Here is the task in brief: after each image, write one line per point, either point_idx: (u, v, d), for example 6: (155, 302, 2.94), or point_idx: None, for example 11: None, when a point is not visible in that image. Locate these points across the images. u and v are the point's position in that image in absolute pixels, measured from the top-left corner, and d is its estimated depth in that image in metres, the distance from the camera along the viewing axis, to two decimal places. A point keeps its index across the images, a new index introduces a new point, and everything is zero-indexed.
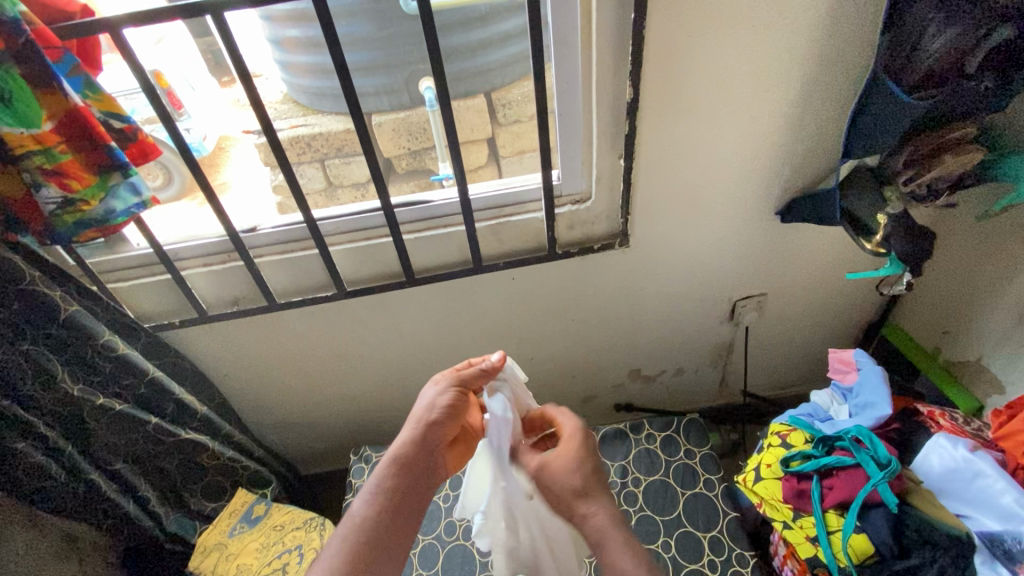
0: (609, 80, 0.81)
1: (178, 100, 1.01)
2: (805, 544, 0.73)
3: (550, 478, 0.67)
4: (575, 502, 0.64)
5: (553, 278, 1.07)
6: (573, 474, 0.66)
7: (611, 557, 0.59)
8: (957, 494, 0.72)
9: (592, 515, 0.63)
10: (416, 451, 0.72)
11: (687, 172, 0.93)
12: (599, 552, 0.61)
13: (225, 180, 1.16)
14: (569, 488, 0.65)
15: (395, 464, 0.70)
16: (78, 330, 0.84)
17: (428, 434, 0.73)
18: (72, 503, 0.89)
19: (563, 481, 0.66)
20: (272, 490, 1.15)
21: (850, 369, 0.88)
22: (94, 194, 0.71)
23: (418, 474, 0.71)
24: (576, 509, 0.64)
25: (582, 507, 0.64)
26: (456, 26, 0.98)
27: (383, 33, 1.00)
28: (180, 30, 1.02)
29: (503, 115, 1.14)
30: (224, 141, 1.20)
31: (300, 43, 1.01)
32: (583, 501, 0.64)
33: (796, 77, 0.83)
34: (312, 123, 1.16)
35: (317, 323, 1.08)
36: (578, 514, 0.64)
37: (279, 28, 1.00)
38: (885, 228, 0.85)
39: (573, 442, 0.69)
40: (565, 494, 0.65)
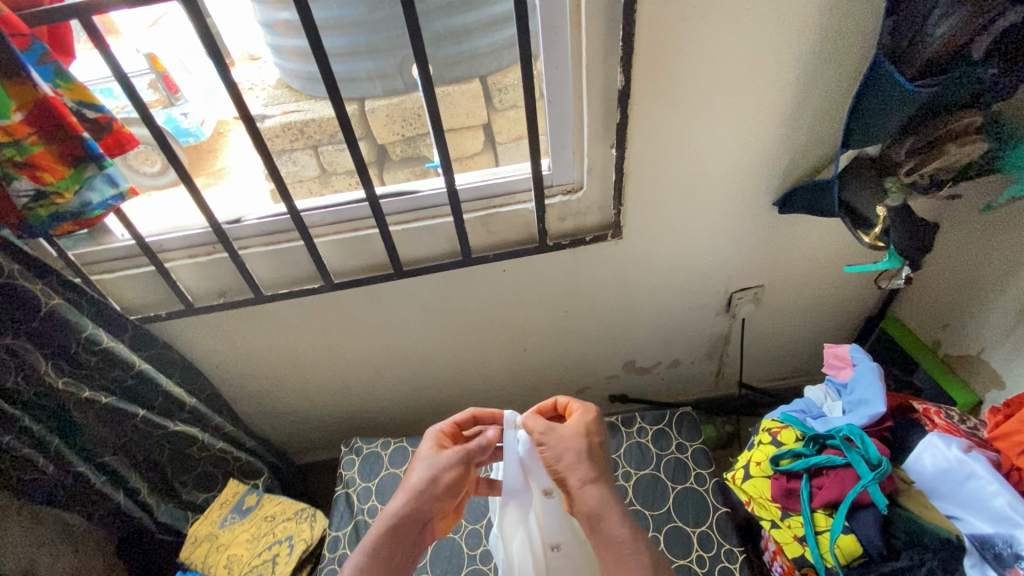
0: (600, 67, 0.78)
1: (173, 84, 1.02)
2: (792, 544, 0.72)
3: (550, 445, 0.68)
4: (577, 471, 0.65)
5: (545, 269, 1.05)
6: (571, 441, 0.68)
7: (607, 532, 0.61)
8: (947, 496, 0.70)
9: (592, 488, 0.63)
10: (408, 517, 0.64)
11: (680, 163, 0.90)
12: (594, 526, 0.62)
13: (224, 166, 1.12)
14: (570, 454, 0.66)
15: (390, 526, 0.63)
16: (60, 324, 0.83)
17: (425, 505, 0.65)
18: (63, 495, 0.90)
19: (567, 442, 0.68)
20: (263, 482, 1.15)
21: (845, 365, 0.87)
22: (68, 186, 0.70)
23: (409, 543, 0.64)
24: (576, 479, 0.64)
25: (582, 479, 0.64)
26: (446, 9, 0.95)
27: (373, 16, 0.96)
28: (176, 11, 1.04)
29: (498, 100, 1.10)
30: (221, 125, 1.16)
31: (290, 27, 0.98)
32: (583, 470, 0.65)
33: (795, 65, 0.80)
34: (305, 108, 1.13)
35: (307, 315, 1.06)
36: (578, 485, 0.64)
37: (270, 12, 0.98)
38: (886, 220, 0.84)
39: (580, 418, 0.71)
40: (566, 460, 0.66)
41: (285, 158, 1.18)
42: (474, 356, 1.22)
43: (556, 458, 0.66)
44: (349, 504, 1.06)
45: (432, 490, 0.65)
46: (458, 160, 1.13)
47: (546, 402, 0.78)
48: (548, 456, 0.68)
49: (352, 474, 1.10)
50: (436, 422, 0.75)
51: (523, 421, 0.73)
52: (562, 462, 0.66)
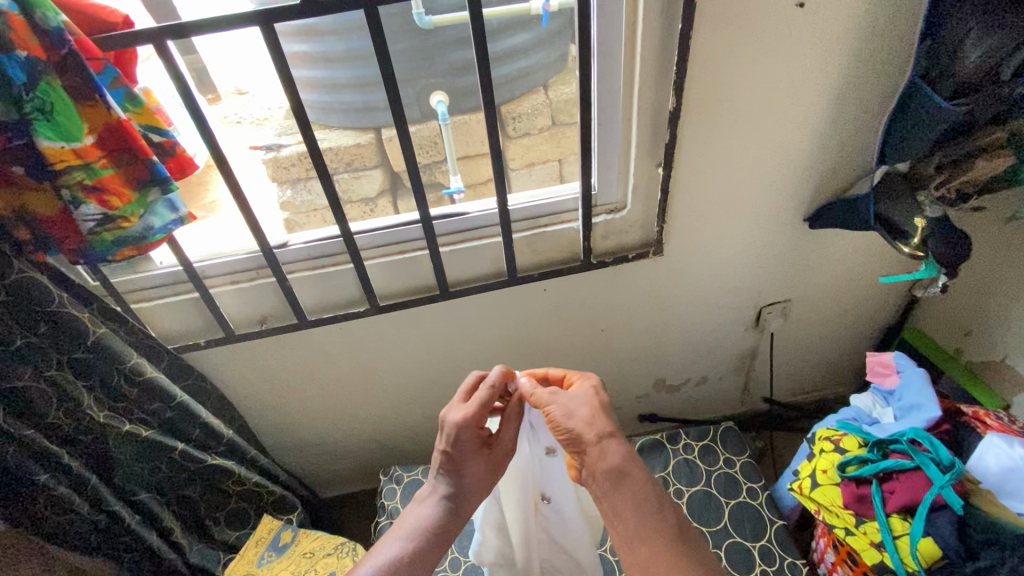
0: (652, 88, 0.81)
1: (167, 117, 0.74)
2: (870, 550, 0.72)
3: (563, 404, 0.71)
4: (593, 427, 0.69)
5: (585, 288, 1.06)
6: (585, 400, 0.72)
7: (630, 486, 0.66)
8: (1016, 493, 0.71)
9: (612, 446, 0.68)
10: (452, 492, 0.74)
11: (722, 180, 0.93)
12: (617, 482, 0.66)
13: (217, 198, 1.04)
14: (583, 412, 0.70)
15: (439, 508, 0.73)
16: (106, 354, 0.79)
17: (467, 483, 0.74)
18: (95, 537, 0.86)
19: (579, 401, 0.72)
20: (298, 516, 1.10)
21: (891, 372, 0.89)
22: (134, 210, 0.69)
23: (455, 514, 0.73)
24: (593, 437, 0.68)
25: (598, 436, 0.68)
26: (456, 44, 1.00)
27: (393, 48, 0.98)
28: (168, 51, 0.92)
29: (513, 128, 1.15)
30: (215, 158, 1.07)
31: (306, 58, 0.97)
32: (599, 426, 0.69)
33: (831, 86, 0.85)
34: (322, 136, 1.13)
35: (344, 340, 1.05)
36: (595, 441, 0.68)
37: (285, 44, 0.96)
38: (923, 231, 0.86)
39: (586, 381, 0.76)
40: (578, 418, 0.70)
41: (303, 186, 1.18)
42: None
43: (569, 414, 0.70)
44: None
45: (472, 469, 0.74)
46: (474, 187, 1.17)
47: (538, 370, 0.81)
48: (558, 414, 0.71)
49: (396, 504, 1.06)
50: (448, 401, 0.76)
51: (529, 388, 0.75)
52: (574, 421, 0.70)
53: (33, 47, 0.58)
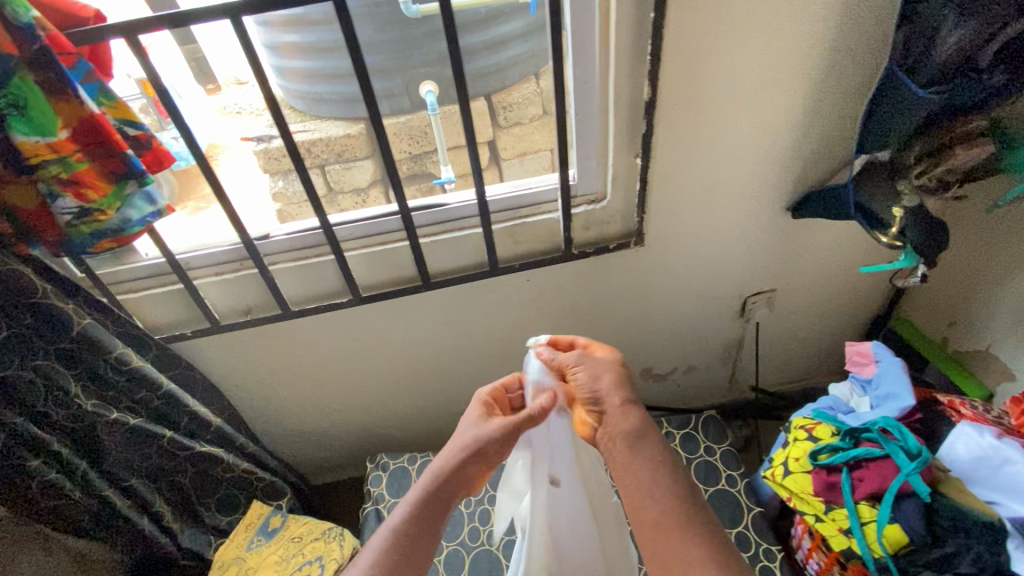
0: (627, 79, 0.81)
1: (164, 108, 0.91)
2: (838, 536, 0.73)
3: (588, 369, 0.72)
4: (616, 392, 0.70)
5: (568, 279, 1.07)
6: (609, 365, 0.72)
7: (645, 448, 0.65)
8: (984, 482, 0.71)
9: (633, 410, 0.68)
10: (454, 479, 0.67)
11: (702, 170, 0.93)
12: (635, 440, 0.65)
13: None
14: (607, 376, 0.71)
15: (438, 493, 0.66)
16: (92, 343, 0.81)
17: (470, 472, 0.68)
18: (89, 520, 0.88)
19: (603, 367, 0.72)
20: (287, 502, 1.12)
21: (869, 362, 0.89)
22: (111, 203, 0.70)
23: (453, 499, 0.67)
24: (616, 398, 0.69)
25: (621, 400, 0.69)
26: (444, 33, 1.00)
27: (385, 38, 0.98)
28: (165, 39, 0.89)
29: (503, 118, 1.16)
30: (213, 150, 1.13)
31: (297, 49, 0.97)
32: (622, 391, 0.70)
33: (809, 75, 0.84)
34: (311, 128, 1.15)
35: (330, 330, 1.06)
36: (618, 404, 0.68)
37: (276, 34, 0.96)
38: (902, 221, 0.85)
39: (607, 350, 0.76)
40: (604, 382, 0.71)
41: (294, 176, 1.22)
42: (495, 369, 1.22)
43: (594, 377, 0.71)
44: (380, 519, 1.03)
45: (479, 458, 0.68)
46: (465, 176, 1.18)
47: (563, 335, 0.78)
48: (581, 379, 0.71)
49: (381, 490, 1.07)
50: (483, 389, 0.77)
51: (547, 354, 0.74)
52: (598, 384, 0.70)
53: (4, 42, 0.58)
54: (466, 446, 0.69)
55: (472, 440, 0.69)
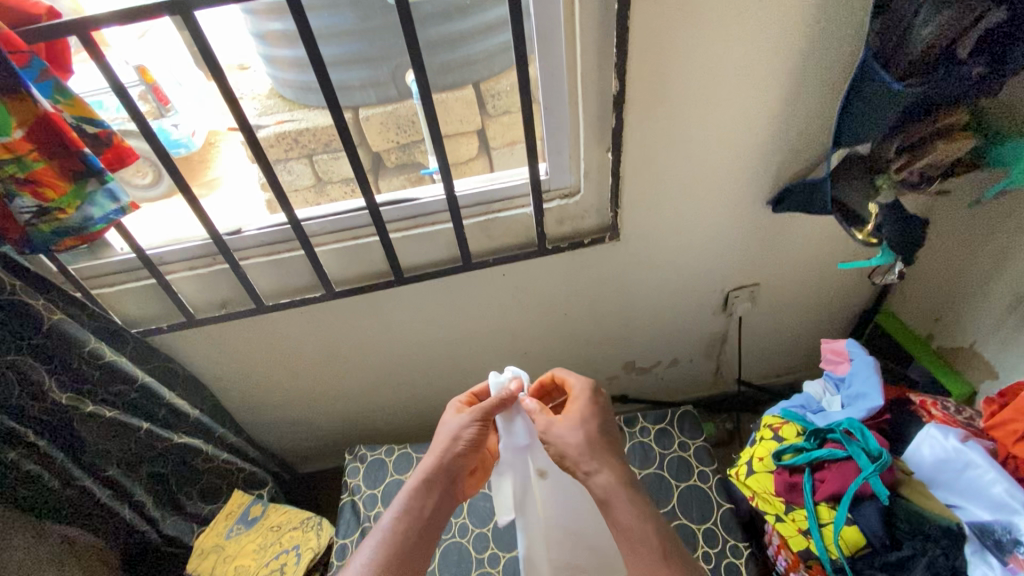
0: (594, 71, 0.80)
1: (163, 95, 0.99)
2: (796, 536, 0.74)
3: (554, 436, 0.72)
4: (584, 459, 0.69)
5: (544, 273, 1.06)
6: (577, 431, 0.71)
7: (618, 514, 0.65)
8: (947, 485, 0.73)
9: (600, 476, 0.68)
10: (439, 478, 0.72)
11: (676, 164, 0.92)
12: (604, 511, 0.67)
13: (216, 177, 1.08)
14: (574, 445, 0.70)
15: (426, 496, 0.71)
16: (64, 339, 0.82)
17: (451, 469, 0.73)
18: (68, 509, 0.90)
19: (567, 438, 0.71)
20: (268, 491, 1.14)
21: (843, 359, 0.88)
22: (70, 201, 0.70)
23: (441, 498, 0.72)
24: (584, 468, 0.69)
25: (586, 467, 0.69)
26: (434, 18, 0.90)
27: (367, 25, 0.91)
28: (166, 25, 1.00)
29: (492, 106, 1.06)
30: (214, 134, 1.11)
31: (282, 37, 0.92)
32: (587, 457, 0.69)
33: (785, 66, 0.82)
34: (299, 118, 1.08)
35: (306, 324, 1.07)
36: (584, 474, 0.69)
37: (261, 22, 0.90)
38: (875, 218, 0.86)
39: (577, 403, 0.73)
40: (569, 451, 0.70)
41: (280, 167, 1.12)
42: (475, 362, 1.23)
43: (562, 452, 0.71)
44: (356, 512, 1.04)
45: (457, 457, 0.74)
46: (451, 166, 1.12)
47: (545, 376, 0.82)
48: (552, 450, 0.72)
49: (358, 482, 1.08)
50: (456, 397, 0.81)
51: (529, 407, 0.76)
52: (564, 458, 0.71)
53: None
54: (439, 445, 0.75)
55: (447, 439, 0.75)
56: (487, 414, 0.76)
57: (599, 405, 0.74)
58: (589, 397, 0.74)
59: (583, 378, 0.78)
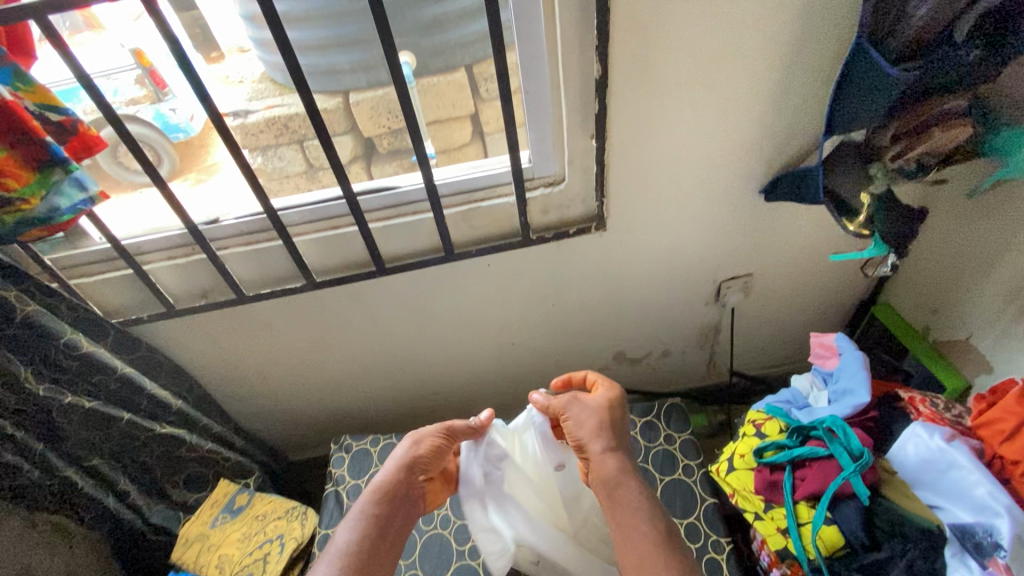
0: (576, 55, 0.77)
1: (160, 78, 0.96)
2: (775, 535, 0.76)
3: (575, 415, 0.80)
4: (599, 439, 0.77)
5: (529, 264, 1.04)
6: (595, 413, 0.79)
7: (623, 495, 0.71)
8: (931, 485, 0.74)
9: (612, 457, 0.75)
10: (398, 483, 0.78)
11: (662, 152, 0.89)
12: (612, 490, 0.72)
13: (216, 161, 1.03)
14: (591, 423, 0.78)
15: (384, 501, 0.76)
16: (38, 330, 0.83)
17: (410, 476, 0.79)
18: (49, 499, 0.90)
19: (586, 413, 0.80)
20: (255, 480, 1.14)
21: (832, 354, 0.87)
22: (34, 191, 0.69)
23: (399, 504, 0.77)
24: (598, 446, 0.76)
25: (602, 445, 0.76)
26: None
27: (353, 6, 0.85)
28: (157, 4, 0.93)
29: (486, 89, 1.01)
30: None
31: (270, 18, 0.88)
32: (604, 438, 0.77)
33: (776, 49, 0.78)
34: (289, 102, 1.01)
35: (289, 313, 1.06)
36: (599, 451, 0.76)
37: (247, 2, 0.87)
38: (868, 208, 0.83)
39: (603, 393, 0.83)
40: (587, 428, 0.78)
41: (270, 153, 1.04)
42: (463, 352, 1.21)
43: (579, 425, 0.79)
44: (339, 502, 1.06)
45: (417, 462, 0.80)
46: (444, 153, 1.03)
47: (564, 377, 0.90)
48: (571, 426, 0.80)
49: (342, 472, 1.10)
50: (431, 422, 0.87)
51: (545, 400, 0.86)
52: (581, 431, 0.78)
53: None
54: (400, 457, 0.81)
55: (408, 450, 0.81)
56: (451, 427, 0.85)
57: (620, 396, 0.83)
58: (616, 396, 0.83)
59: (608, 381, 0.87)
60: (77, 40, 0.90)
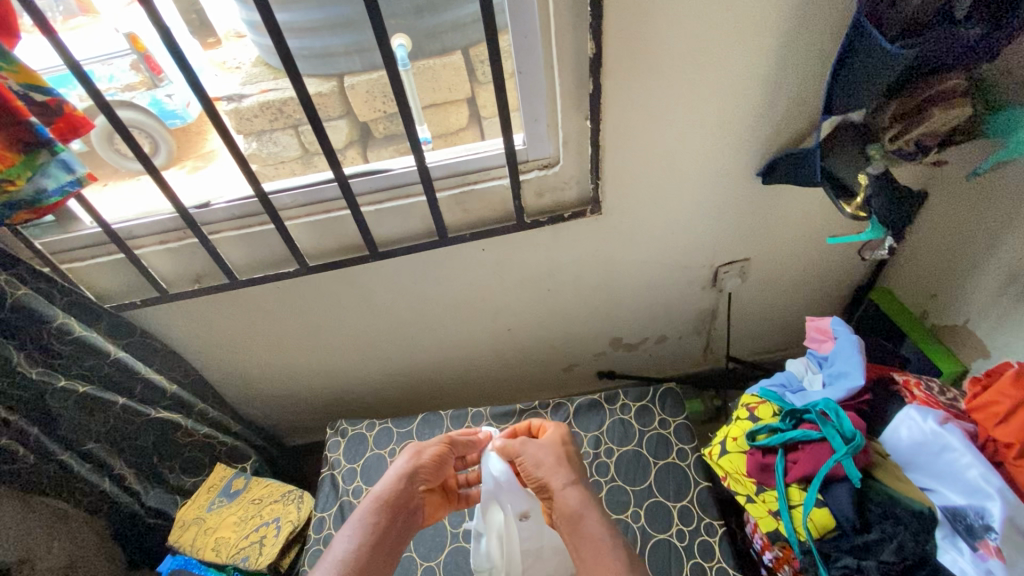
0: (569, 33, 0.75)
1: (156, 63, 0.93)
2: (767, 517, 0.77)
3: (532, 453, 0.77)
4: (559, 474, 0.73)
5: (524, 248, 1.03)
6: (552, 449, 0.76)
7: (586, 529, 0.66)
8: (923, 468, 0.74)
9: (574, 490, 0.71)
10: (397, 493, 0.74)
11: (658, 134, 0.87)
12: (576, 524, 0.67)
13: (213, 149, 1.01)
14: (549, 459, 0.75)
15: (382, 507, 0.72)
16: (30, 314, 0.82)
17: (412, 483, 0.76)
18: (47, 483, 0.91)
19: (543, 452, 0.76)
20: (251, 465, 1.15)
21: (827, 338, 0.87)
22: (20, 173, 0.68)
23: (398, 512, 0.73)
24: (559, 481, 0.71)
25: (563, 480, 0.72)
26: None
27: None
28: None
29: (482, 72, 0.97)
30: None
31: None
32: (564, 472, 0.73)
33: (774, 27, 0.77)
34: (284, 86, 0.97)
35: (284, 298, 1.05)
36: (560, 487, 0.71)
37: None
38: (868, 189, 0.80)
39: (555, 431, 0.80)
40: (546, 464, 0.75)
41: (266, 138, 1.01)
42: (459, 337, 1.21)
43: (537, 465, 0.75)
44: (335, 485, 1.07)
45: (419, 468, 0.77)
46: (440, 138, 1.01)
47: (522, 423, 0.86)
48: (528, 465, 0.76)
49: (337, 456, 1.11)
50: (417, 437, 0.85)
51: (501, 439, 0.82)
52: (541, 468, 0.74)
53: None
54: (399, 464, 0.78)
55: (408, 458, 0.78)
56: (453, 438, 0.82)
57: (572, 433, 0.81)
58: (567, 431, 0.81)
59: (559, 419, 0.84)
60: (71, 25, 0.89)
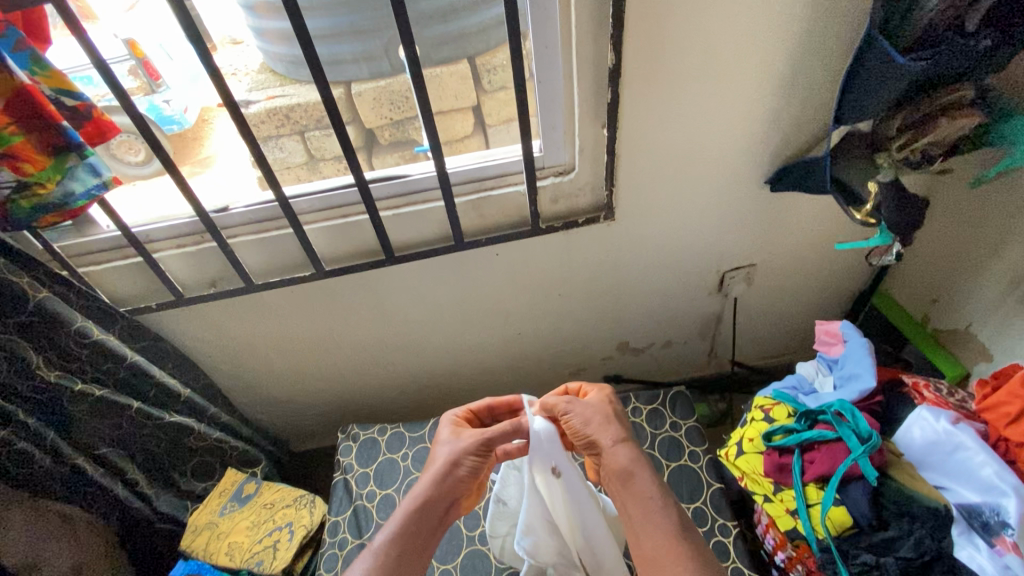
0: (589, 44, 0.77)
1: (155, 70, 0.92)
2: (784, 516, 0.79)
3: (579, 412, 0.76)
4: (608, 431, 0.73)
5: (536, 253, 1.05)
6: (599, 408, 0.76)
7: (639, 484, 0.68)
8: (937, 467, 0.77)
9: (623, 448, 0.71)
10: (436, 499, 0.72)
11: (672, 142, 0.90)
12: (627, 481, 0.68)
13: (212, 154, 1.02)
14: (597, 418, 0.75)
15: (420, 514, 0.70)
16: (50, 316, 0.82)
17: (451, 490, 0.73)
18: (60, 487, 0.91)
19: (591, 410, 0.76)
20: (261, 469, 1.15)
21: (836, 341, 0.90)
22: (51, 176, 0.68)
23: (436, 520, 0.71)
24: (608, 439, 0.72)
25: (611, 439, 0.72)
26: None
27: None
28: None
29: (488, 81, 1.00)
30: (207, 111, 1.04)
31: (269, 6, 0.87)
32: (613, 431, 0.73)
33: (786, 40, 0.79)
34: (290, 93, 0.99)
35: (297, 302, 1.06)
36: (610, 444, 0.72)
37: None
38: (875, 197, 0.83)
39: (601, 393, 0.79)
40: (594, 423, 0.75)
41: (270, 145, 1.02)
42: (468, 342, 1.22)
43: (585, 423, 0.75)
44: (348, 489, 1.07)
45: (461, 477, 0.73)
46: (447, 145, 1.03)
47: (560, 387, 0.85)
48: (575, 423, 0.76)
49: (350, 461, 1.10)
50: (452, 418, 0.81)
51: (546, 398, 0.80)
52: (589, 427, 0.74)
53: None
54: (441, 468, 0.74)
55: (449, 460, 0.74)
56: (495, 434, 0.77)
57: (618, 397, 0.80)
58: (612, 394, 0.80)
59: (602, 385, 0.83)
60: None
